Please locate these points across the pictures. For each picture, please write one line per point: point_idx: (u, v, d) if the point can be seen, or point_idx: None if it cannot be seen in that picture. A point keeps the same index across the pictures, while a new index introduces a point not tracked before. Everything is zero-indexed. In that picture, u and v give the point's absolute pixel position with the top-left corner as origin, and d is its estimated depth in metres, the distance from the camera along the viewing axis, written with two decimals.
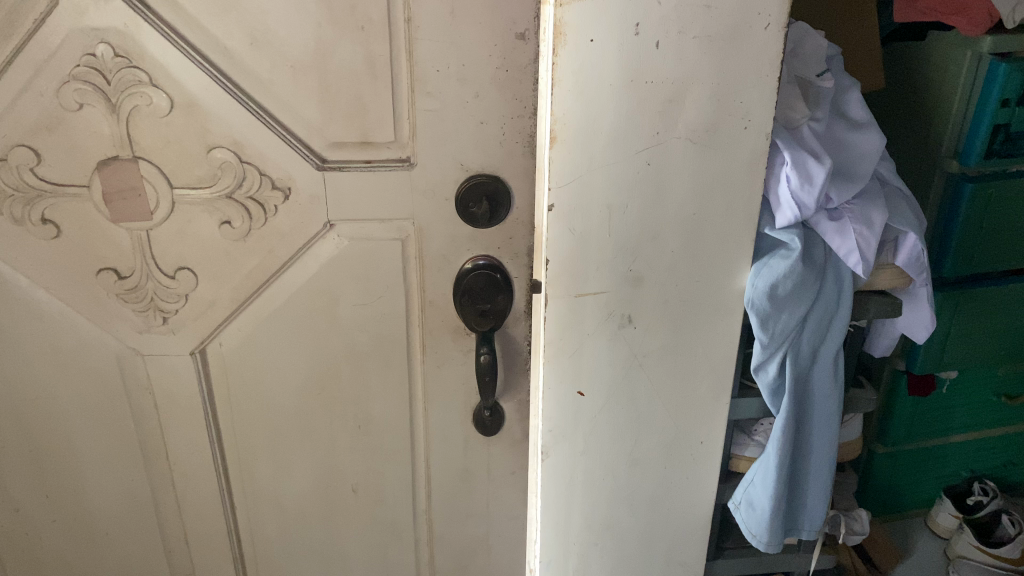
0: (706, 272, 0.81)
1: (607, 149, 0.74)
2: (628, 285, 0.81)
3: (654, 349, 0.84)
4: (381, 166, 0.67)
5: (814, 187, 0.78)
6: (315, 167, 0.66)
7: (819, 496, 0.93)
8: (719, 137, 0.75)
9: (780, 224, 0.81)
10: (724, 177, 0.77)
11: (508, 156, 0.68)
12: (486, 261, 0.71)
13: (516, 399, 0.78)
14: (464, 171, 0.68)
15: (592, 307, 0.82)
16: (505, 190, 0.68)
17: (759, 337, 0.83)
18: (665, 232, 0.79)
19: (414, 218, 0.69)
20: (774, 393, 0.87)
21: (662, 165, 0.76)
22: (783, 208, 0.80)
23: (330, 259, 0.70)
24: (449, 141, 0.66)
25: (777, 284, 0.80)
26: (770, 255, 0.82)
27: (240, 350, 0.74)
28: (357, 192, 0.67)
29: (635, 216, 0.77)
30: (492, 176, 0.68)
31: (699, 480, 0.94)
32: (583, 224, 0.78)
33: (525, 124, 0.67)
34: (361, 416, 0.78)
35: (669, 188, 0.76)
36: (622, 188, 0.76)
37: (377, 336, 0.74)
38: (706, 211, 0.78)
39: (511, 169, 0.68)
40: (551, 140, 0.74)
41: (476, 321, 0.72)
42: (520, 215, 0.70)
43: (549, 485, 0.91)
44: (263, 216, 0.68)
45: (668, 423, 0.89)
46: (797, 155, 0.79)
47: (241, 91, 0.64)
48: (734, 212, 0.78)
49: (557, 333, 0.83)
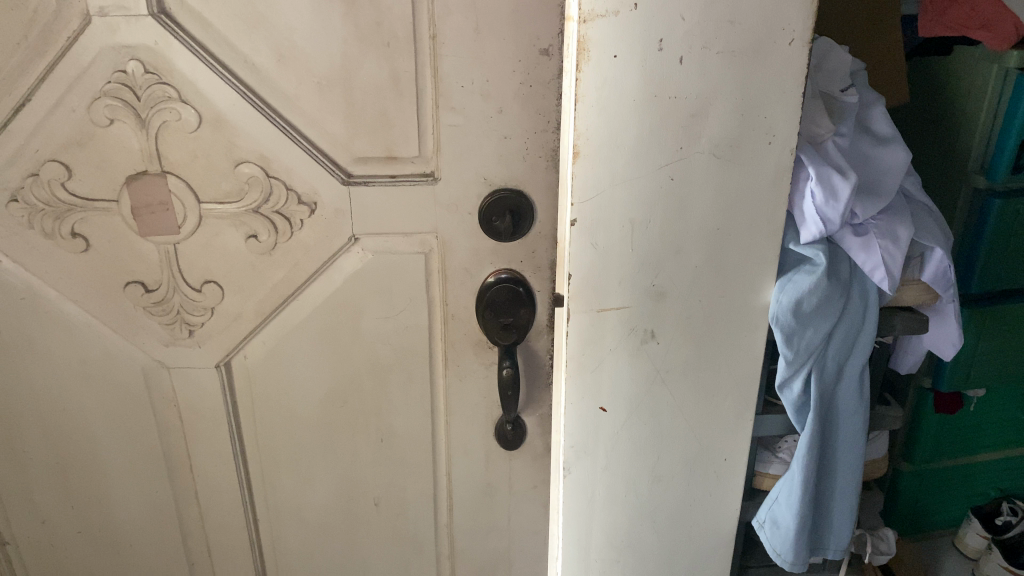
0: (730, 287, 0.81)
1: (630, 164, 0.75)
2: (652, 299, 0.81)
3: (677, 364, 0.84)
4: (406, 180, 0.67)
5: (839, 202, 0.78)
6: (340, 181, 0.67)
7: (845, 516, 0.92)
8: (743, 152, 0.75)
9: (804, 240, 0.80)
10: (748, 193, 0.77)
11: (532, 170, 0.68)
12: (508, 275, 0.71)
13: (538, 415, 0.78)
14: (487, 184, 0.68)
15: (614, 322, 0.82)
16: (528, 204, 0.69)
17: (784, 353, 0.82)
18: (688, 247, 0.79)
19: (437, 232, 0.69)
20: (798, 410, 0.86)
21: (686, 181, 0.76)
22: (807, 223, 0.80)
23: (354, 273, 0.70)
24: (472, 156, 0.67)
25: (801, 300, 0.80)
26: (794, 271, 0.82)
27: (264, 363, 0.75)
28: (382, 206, 0.68)
29: (658, 231, 0.77)
30: (515, 190, 0.68)
31: (722, 496, 0.93)
32: (606, 239, 0.78)
33: (549, 140, 0.67)
34: (383, 430, 0.78)
35: (692, 203, 0.76)
36: (645, 203, 0.76)
37: (400, 350, 0.74)
38: (730, 226, 0.78)
39: (535, 184, 0.68)
40: (574, 155, 0.74)
41: (498, 336, 0.72)
42: (543, 229, 0.70)
43: (570, 501, 0.91)
44: (289, 230, 0.69)
45: (691, 440, 0.89)
46: (822, 171, 0.78)
47: (268, 107, 0.64)
48: (758, 227, 0.78)
49: (579, 348, 0.83)
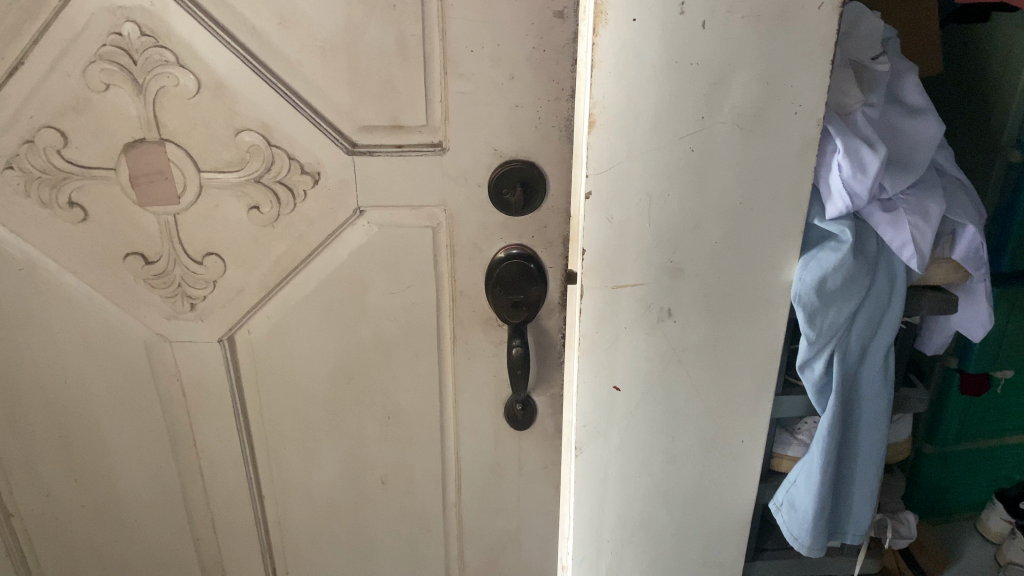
0: (751, 265, 0.79)
1: (648, 135, 0.71)
2: (669, 276, 0.78)
3: (694, 343, 0.82)
4: (413, 151, 0.65)
5: (867, 176, 0.74)
6: (344, 151, 0.64)
7: (865, 502, 0.90)
8: (767, 123, 0.72)
9: (829, 216, 0.77)
10: (771, 167, 0.74)
11: (544, 140, 0.65)
12: (519, 252, 0.68)
13: (548, 394, 0.75)
14: (497, 155, 0.65)
15: (629, 299, 0.79)
16: (540, 177, 0.65)
17: (806, 333, 0.80)
18: (708, 222, 0.76)
19: (445, 205, 0.67)
20: (819, 391, 0.84)
21: (706, 152, 0.72)
22: (833, 198, 0.76)
23: (360, 246, 0.68)
24: (481, 125, 0.64)
25: (825, 278, 0.77)
26: (819, 247, 0.79)
27: (267, 338, 0.73)
28: (387, 177, 0.65)
29: (676, 204, 0.74)
30: (526, 162, 0.65)
31: (738, 478, 0.91)
32: (621, 214, 0.75)
33: (562, 109, 0.64)
34: (391, 407, 0.76)
35: (712, 175, 0.73)
36: (664, 176, 0.73)
37: (407, 326, 0.72)
38: (752, 201, 0.75)
39: (548, 155, 0.65)
40: (589, 125, 0.71)
41: (505, 312, 0.69)
42: (555, 203, 0.67)
43: (582, 481, 0.89)
44: (291, 201, 0.66)
45: (707, 420, 0.87)
46: (850, 142, 0.75)
47: (270, 73, 0.62)
48: (781, 202, 0.75)
49: (591, 326, 0.80)
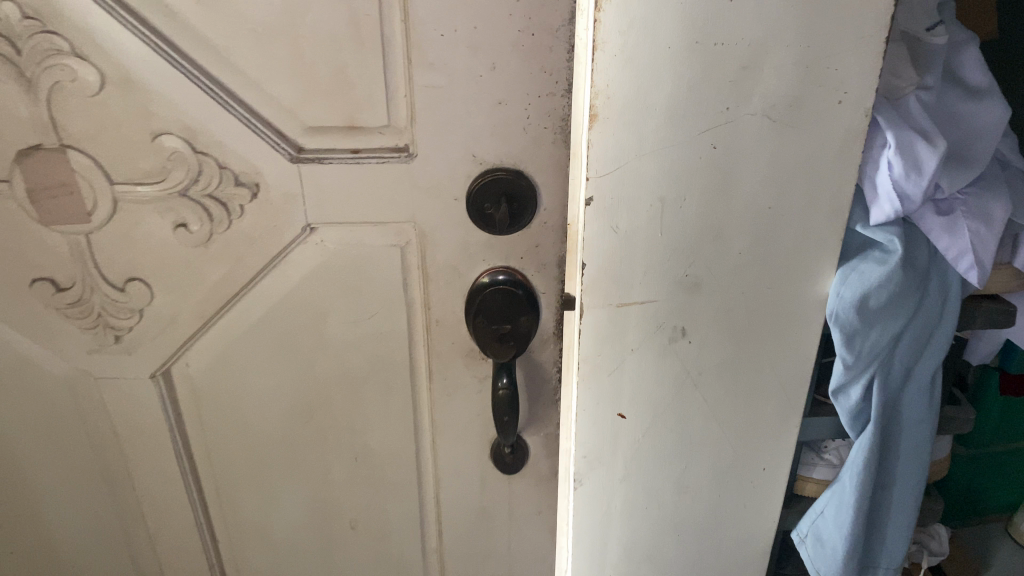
0: (781, 278, 0.67)
1: (662, 129, 0.59)
2: (685, 292, 0.66)
3: (712, 366, 0.71)
4: (374, 157, 0.52)
5: (923, 176, 0.61)
6: (288, 159, 0.52)
7: (900, 534, 0.80)
8: (806, 114, 0.59)
9: (874, 221, 0.65)
10: (808, 166, 0.62)
11: (535, 144, 0.52)
12: (506, 279, 0.56)
13: (542, 434, 0.64)
14: (476, 161, 0.52)
15: (637, 319, 0.67)
16: (532, 188, 0.53)
17: (843, 357, 0.68)
18: (732, 231, 0.64)
19: (415, 221, 0.55)
20: (854, 418, 0.73)
21: (732, 149, 0.60)
22: (879, 201, 0.64)
23: (313, 269, 0.57)
24: (457, 126, 0.51)
25: (868, 295, 0.65)
26: (860, 258, 0.67)
27: (209, 373, 0.62)
28: (343, 189, 0.53)
29: (694, 211, 0.63)
30: (513, 171, 0.52)
31: (758, 509, 0.81)
32: (629, 222, 0.63)
33: (556, 107, 0.51)
34: (359, 446, 0.66)
35: (738, 176, 0.61)
36: (680, 178, 0.61)
37: (374, 358, 0.61)
38: (784, 206, 0.63)
39: (539, 162, 0.52)
40: (590, 119, 0.59)
41: (497, 351, 0.56)
42: (549, 220, 0.54)
43: (581, 514, 0.79)
44: (226, 218, 0.54)
45: (724, 448, 0.76)
46: (903, 135, 0.62)
47: (190, 63, 0.49)
48: (818, 206, 0.64)
49: (593, 348, 0.69)
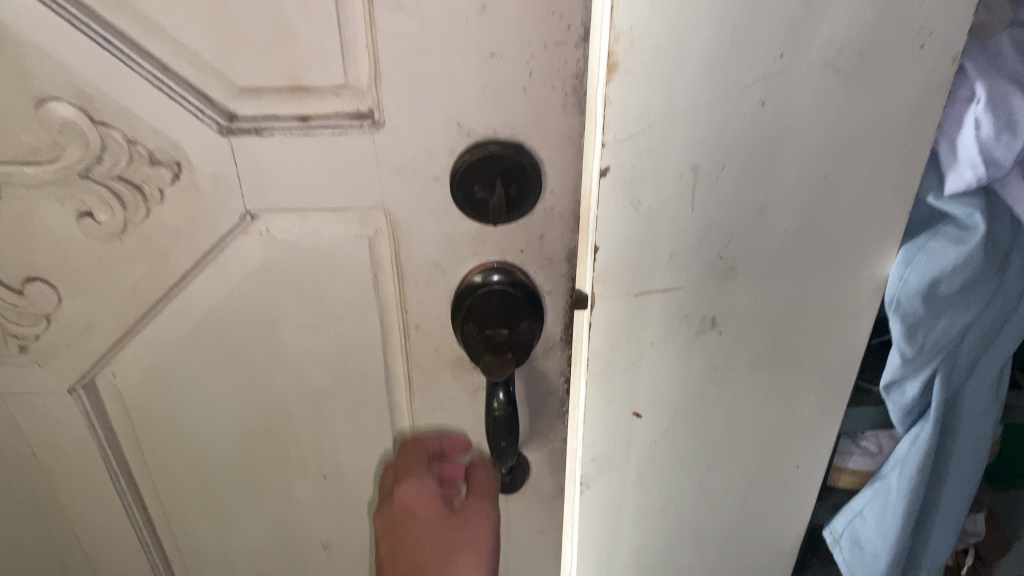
0: (832, 262, 0.57)
1: (698, 83, 0.47)
2: (718, 278, 0.56)
3: (744, 360, 0.61)
4: (327, 126, 0.40)
5: (1017, 139, 0.49)
6: (217, 130, 0.40)
7: (948, 534, 0.72)
8: (878, 65, 0.47)
9: (950, 191, 0.53)
10: (877, 128, 0.50)
11: (540, 111, 0.39)
12: (501, 280, 0.44)
13: (545, 451, 0.54)
14: (463, 133, 0.40)
15: (659, 310, 0.58)
16: (536, 165, 0.41)
17: (900, 350, 0.58)
18: (776, 207, 0.53)
19: (384, 207, 0.43)
20: (906, 413, 0.64)
21: (783, 108, 0.49)
22: (959, 167, 0.52)
23: (259, 266, 0.45)
24: (436, 88, 0.39)
25: (938, 281, 0.54)
26: (930, 233, 0.55)
27: (142, 387, 0.51)
28: (291, 167, 0.41)
29: (733, 184, 0.52)
30: (511, 145, 0.40)
31: (788, 507, 0.73)
32: (654, 200, 0.52)
33: (569, 61, 0.38)
34: (327, 464, 0.55)
35: (789, 140, 0.50)
36: (718, 143, 0.50)
37: (341, 368, 0.50)
38: (842, 179, 0.52)
39: (545, 134, 0.40)
40: (607, 71, 0.47)
41: (493, 369, 0.44)
42: (557, 206, 0.42)
43: (588, 518, 0.71)
44: (143, 205, 0.43)
45: (754, 446, 0.68)
46: (995, 87, 0.49)
47: (72, 6, 0.36)
48: (884, 176, 0.52)
49: (606, 344, 0.60)
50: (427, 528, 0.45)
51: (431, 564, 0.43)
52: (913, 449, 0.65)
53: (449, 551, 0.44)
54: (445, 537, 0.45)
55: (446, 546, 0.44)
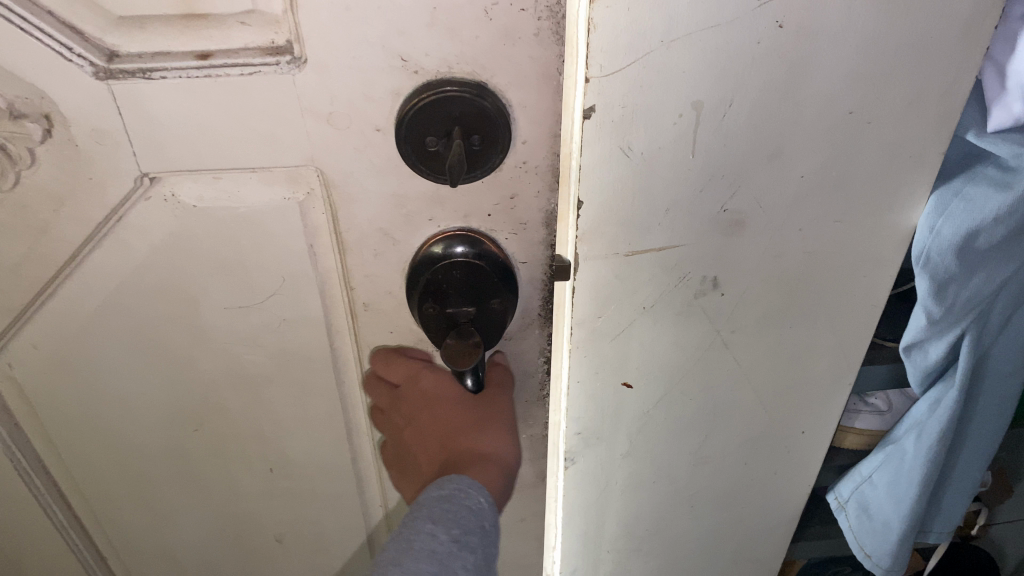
0: (854, 211, 0.49)
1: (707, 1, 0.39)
2: (723, 232, 0.49)
3: (749, 322, 0.54)
4: (233, 65, 0.31)
5: None
6: (93, 74, 0.31)
7: (962, 497, 0.66)
8: None
9: (995, 128, 0.45)
10: (915, 53, 0.42)
11: (506, 40, 0.30)
12: (465, 252, 0.36)
13: (524, 436, 0.47)
14: (409, 71, 0.31)
15: (655, 270, 0.51)
16: (503, 109, 0.32)
17: (928, 311, 0.51)
18: (794, 149, 0.45)
19: (316, 166, 0.34)
20: (926, 375, 0.58)
21: (808, 28, 0.40)
22: (1008, 99, 0.44)
23: (166, 239, 0.37)
24: (369, 13, 0.29)
25: (976, 231, 0.47)
26: (965, 177, 0.48)
27: (44, 382, 0.43)
28: (193, 118, 0.33)
29: (744, 123, 0.44)
30: (469, 85, 0.31)
31: (791, 472, 0.67)
32: (650, 144, 0.44)
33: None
34: (274, 456, 0.48)
35: (813, 67, 0.42)
36: (728, 74, 0.42)
37: (279, 352, 0.42)
38: (872, 115, 0.44)
39: (516, 72, 0.31)
40: None
41: (455, 355, 0.35)
42: (533, 160, 0.34)
43: (575, 493, 0.65)
44: (10, 171, 0.34)
45: (757, 412, 0.61)
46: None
47: None
48: (920, 110, 0.44)
49: (593, 311, 0.52)
50: (446, 409, 0.42)
51: (460, 436, 0.42)
52: (934, 415, 0.59)
53: (477, 425, 0.42)
54: (467, 418, 0.42)
55: (471, 430, 0.42)
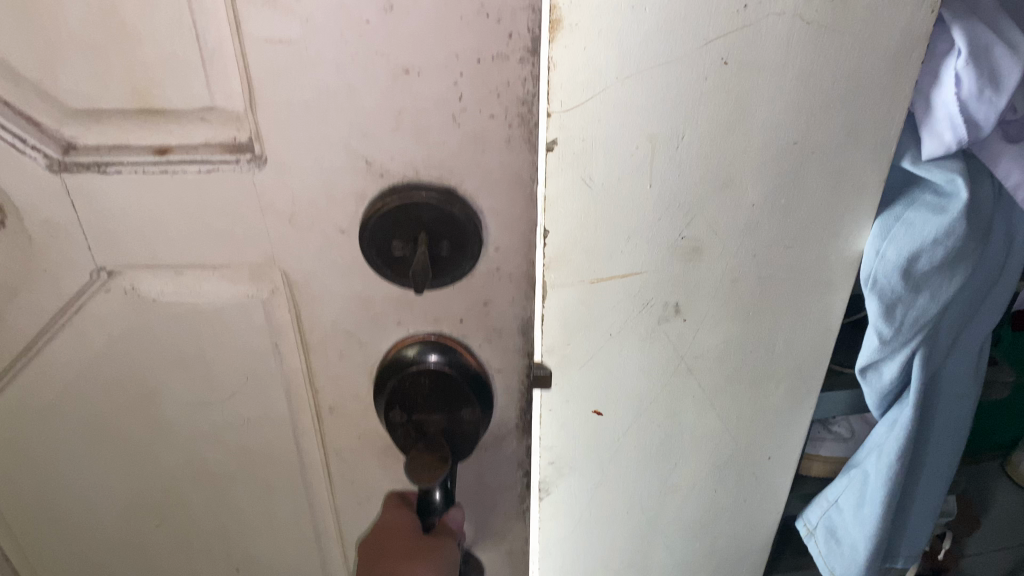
0: (799, 247, 0.59)
1: (653, 46, 0.49)
2: (683, 255, 0.59)
3: (710, 342, 0.64)
4: (192, 161, 0.30)
5: (999, 93, 0.49)
6: (48, 166, 0.31)
7: (925, 516, 0.70)
8: (843, 16, 0.49)
9: (928, 154, 0.53)
10: (838, 91, 0.52)
11: (475, 146, 0.29)
12: (438, 360, 0.34)
13: (500, 549, 0.45)
14: (374, 172, 0.30)
15: (623, 290, 0.61)
16: (473, 216, 0.30)
17: (880, 329, 0.57)
18: (741, 176, 0.55)
19: (278, 265, 0.33)
20: (884, 399, 0.63)
21: (745, 65, 0.50)
22: (937, 127, 0.52)
23: (124, 332, 0.36)
24: (329, 115, 0.28)
25: (918, 252, 0.54)
26: (906, 205, 0.56)
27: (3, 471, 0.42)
28: (148, 212, 0.32)
29: (693, 150, 0.54)
30: (434, 189, 0.29)
31: (770, 488, 0.74)
32: (608, 175, 0.55)
33: (511, 81, 0.27)
34: (239, 552, 0.47)
35: (751, 100, 0.52)
36: (678, 109, 0.52)
37: (244, 450, 0.41)
38: (812, 143, 0.54)
39: (487, 178, 0.30)
40: (552, 32, 0.49)
41: (419, 467, 0.33)
42: (507, 267, 0.32)
43: (565, 500, 0.74)
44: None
45: (725, 432, 0.70)
46: (979, 38, 0.49)
47: None
48: (850, 144, 0.54)
49: (564, 335, 0.63)
50: (391, 537, 0.40)
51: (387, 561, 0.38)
52: (891, 434, 0.63)
53: (412, 553, 0.38)
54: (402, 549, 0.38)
55: (404, 557, 0.38)
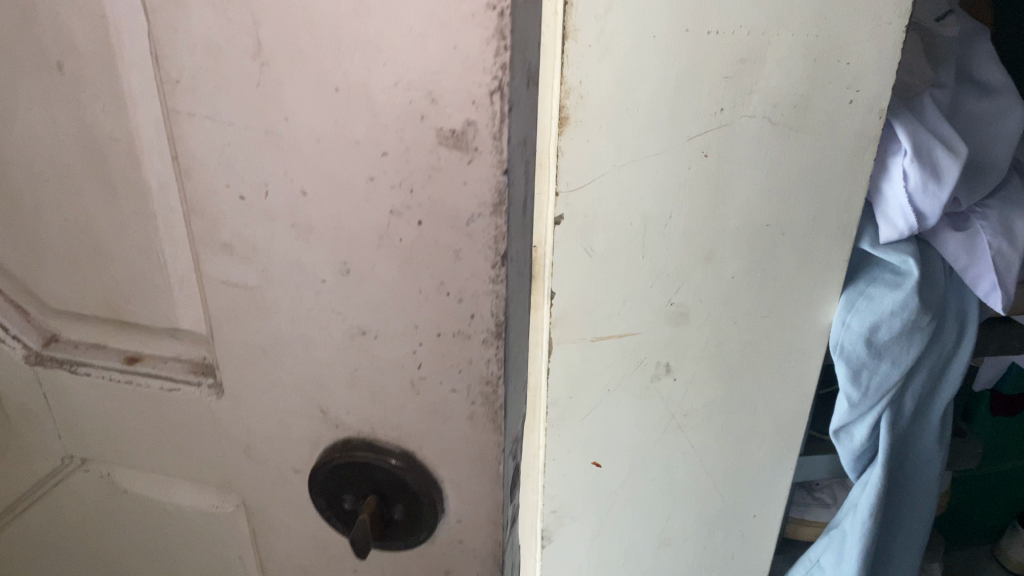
0: (775, 330, 0.62)
1: (643, 137, 0.53)
2: (672, 322, 0.61)
3: (699, 405, 0.66)
4: (156, 377, 0.31)
5: (941, 186, 0.54)
6: (27, 357, 0.33)
7: None
8: (809, 118, 0.52)
9: (885, 240, 0.58)
10: (811, 187, 0.55)
11: (435, 417, 0.27)
12: None
13: None
14: (329, 422, 0.28)
15: (618, 354, 0.63)
16: (432, 486, 0.28)
17: (847, 393, 0.61)
18: (723, 253, 0.58)
19: (237, 495, 0.33)
20: (858, 458, 0.67)
21: (725, 160, 0.54)
22: (890, 217, 0.57)
23: (94, 511, 0.37)
24: (287, 364, 0.28)
25: (878, 324, 0.58)
26: (867, 281, 0.60)
27: None
28: (112, 417, 0.33)
29: (681, 229, 0.57)
30: (395, 453, 0.28)
31: (756, 549, 0.76)
32: (606, 248, 0.58)
33: (474, 361, 0.25)
34: None
35: (729, 190, 0.55)
36: (667, 193, 0.55)
37: None
38: (790, 226, 0.57)
39: (446, 451, 0.27)
40: (560, 124, 0.53)
41: None
42: (470, 542, 0.29)
43: (560, 554, 0.75)
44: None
45: (711, 496, 0.72)
46: (920, 139, 0.55)
47: None
48: (821, 229, 0.57)
49: (564, 391, 0.65)
50: None
51: None
52: (863, 493, 0.66)
53: None
54: None
55: None
